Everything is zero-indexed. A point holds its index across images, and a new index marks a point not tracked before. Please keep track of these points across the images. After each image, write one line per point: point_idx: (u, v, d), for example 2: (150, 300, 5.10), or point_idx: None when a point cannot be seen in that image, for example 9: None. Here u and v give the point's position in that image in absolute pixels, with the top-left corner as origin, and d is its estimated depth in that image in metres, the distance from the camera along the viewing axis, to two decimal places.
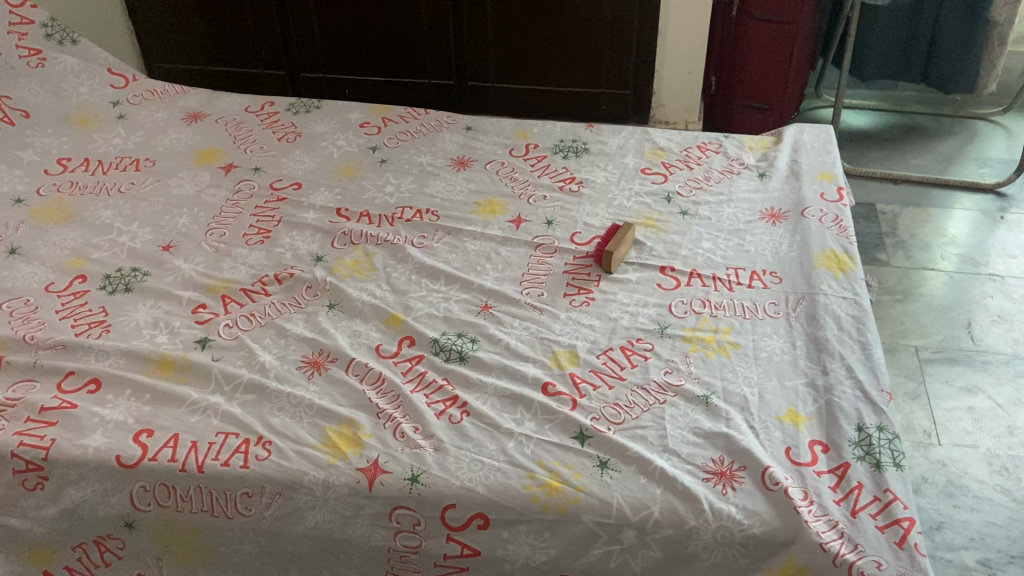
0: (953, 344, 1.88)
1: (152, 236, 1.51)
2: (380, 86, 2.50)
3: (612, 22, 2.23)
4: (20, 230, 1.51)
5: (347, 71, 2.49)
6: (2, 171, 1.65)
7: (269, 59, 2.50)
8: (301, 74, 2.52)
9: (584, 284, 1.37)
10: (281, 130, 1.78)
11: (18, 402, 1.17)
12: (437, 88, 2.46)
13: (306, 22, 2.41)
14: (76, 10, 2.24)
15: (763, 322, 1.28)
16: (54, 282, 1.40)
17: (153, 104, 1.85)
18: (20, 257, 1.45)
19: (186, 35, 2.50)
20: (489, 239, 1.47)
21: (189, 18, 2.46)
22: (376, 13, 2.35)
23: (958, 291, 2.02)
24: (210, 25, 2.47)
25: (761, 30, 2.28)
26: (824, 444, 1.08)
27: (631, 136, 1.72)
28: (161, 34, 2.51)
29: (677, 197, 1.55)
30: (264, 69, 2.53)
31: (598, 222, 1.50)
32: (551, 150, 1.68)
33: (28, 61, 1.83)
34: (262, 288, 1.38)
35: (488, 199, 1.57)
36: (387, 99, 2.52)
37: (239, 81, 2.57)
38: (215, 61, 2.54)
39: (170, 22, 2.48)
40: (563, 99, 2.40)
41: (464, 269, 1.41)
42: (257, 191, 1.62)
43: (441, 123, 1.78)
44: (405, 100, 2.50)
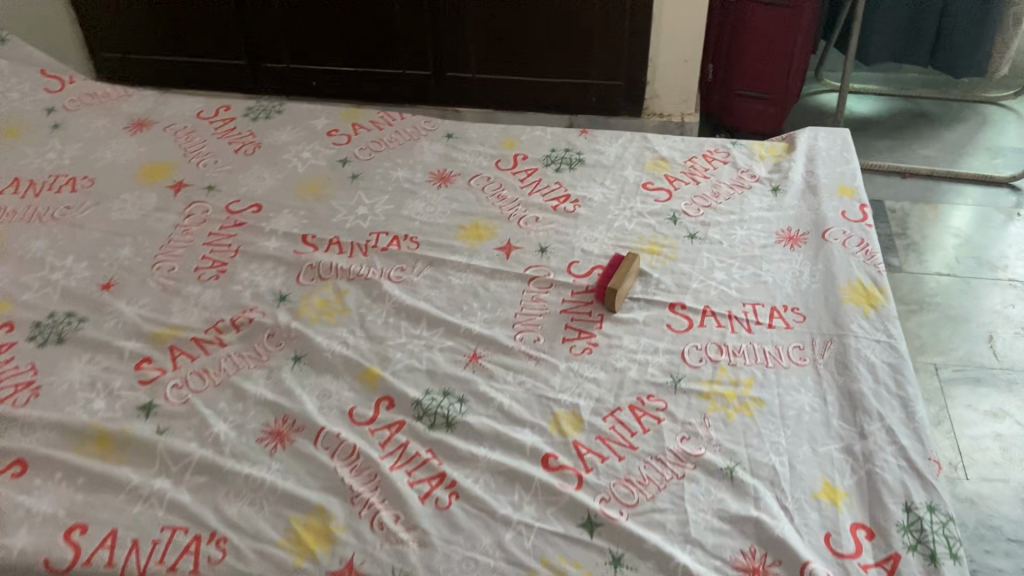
0: (976, 361, 1.75)
1: (91, 273, 1.33)
2: (350, 77, 2.30)
3: (602, 7, 2.04)
4: None
5: (313, 61, 2.29)
6: None
7: (227, 47, 2.30)
8: (262, 64, 2.32)
9: (585, 327, 1.21)
10: (238, 141, 1.59)
11: None
12: (413, 79, 2.26)
13: (266, 8, 2.20)
14: None
15: (788, 372, 1.13)
16: None
17: (92, 110, 1.66)
18: None
19: (135, 21, 2.30)
20: (476, 272, 1.31)
21: (136, 4, 2.25)
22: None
23: (977, 299, 1.89)
24: (160, 10, 2.26)
25: (762, 15, 2.12)
26: (868, 529, 0.94)
27: (629, 144, 1.55)
28: (107, 21, 2.31)
29: (683, 217, 1.39)
30: (221, 58, 2.33)
31: (596, 248, 1.34)
32: (541, 162, 1.51)
33: None
34: (217, 338, 1.22)
35: (473, 221, 1.40)
36: (358, 91, 2.33)
37: (195, 73, 2.37)
38: (169, 51, 2.34)
39: (116, 8, 2.28)
40: (550, 89, 2.22)
41: (449, 309, 1.25)
42: (211, 214, 1.44)
43: (418, 131, 1.60)
44: (378, 93, 2.31)
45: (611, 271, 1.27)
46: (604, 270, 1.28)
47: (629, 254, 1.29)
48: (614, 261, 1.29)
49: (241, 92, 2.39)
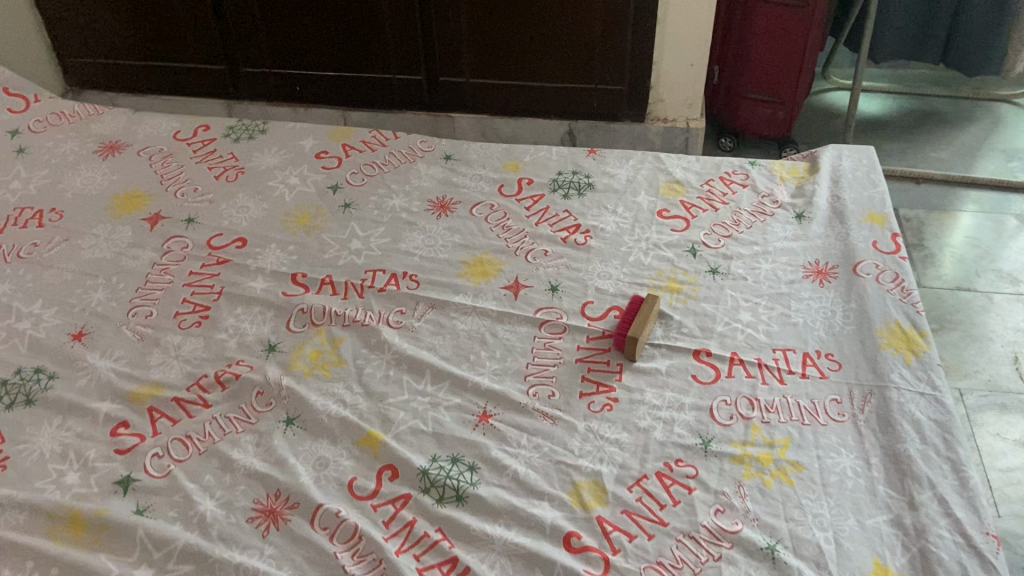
0: (1001, 385, 1.67)
1: (60, 321, 1.23)
2: (336, 82, 2.17)
3: (604, 8, 1.93)
4: None
5: (297, 66, 2.16)
6: None
7: (204, 52, 2.17)
8: (242, 69, 2.19)
9: (604, 379, 1.11)
10: (219, 165, 1.48)
11: None
12: (404, 85, 2.14)
13: (244, 10, 2.07)
14: None
15: (827, 431, 1.04)
16: None
17: (60, 133, 1.55)
18: None
19: (104, 25, 2.17)
20: (483, 315, 1.21)
21: (105, 6, 2.12)
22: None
23: (998, 317, 1.81)
24: (131, 14, 2.13)
25: (773, 15, 2.02)
26: None
27: (641, 164, 1.45)
28: (75, 25, 2.18)
29: (703, 250, 1.29)
30: (198, 63, 2.20)
31: (611, 286, 1.24)
32: (547, 187, 1.41)
33: None
34: (201, 397, 1.11)
35: (477, 255, 1.30)
36: (345, 98, 2.20)
37: (170, 79, 2.24)
38: (141, 56, 2.21)
39: (84, 11, 2.15)
40: (548, 95, 2.10)
41: (455, 359, 1.15)
42: (190, 250, 1.33)
43: (414, 152, 1.49)
44: (367, 99, 2.19)
45: (630, 317, 1.17)
46: (622, 315, 1.18)
47: (648, 297, 1.19)
48: (633, 305, 1.19)
49: (221, 98, 2.26)
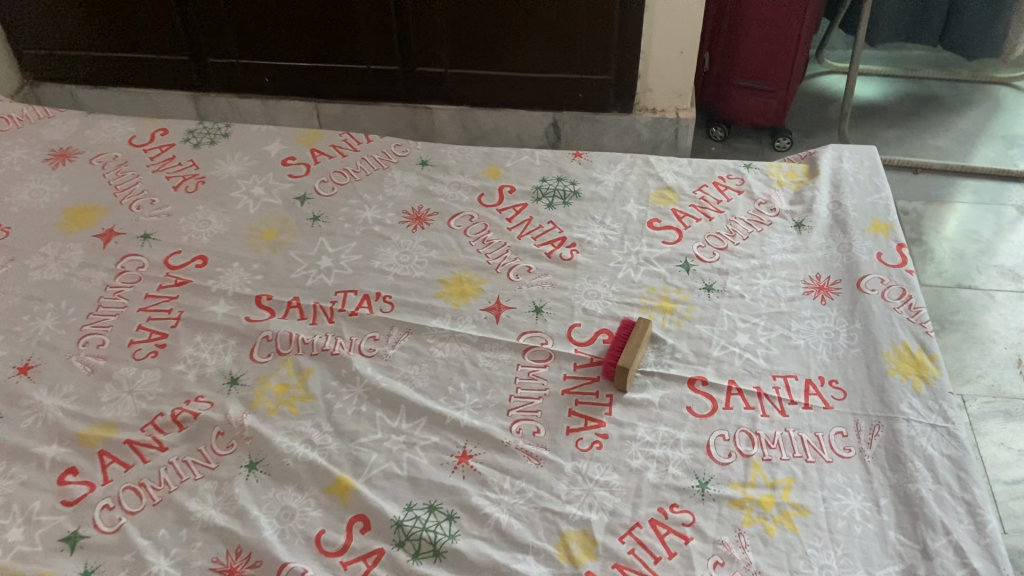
0: (1006, 390, 1.60)
1: (4, 353, 1.13)
2: (308, 73, 2.06)
3: None
4: None
5: (265, 57, 2.04)
6: None
7: (165, 42, 2.05)
8: (207, 60, 2.07)
9: (592, 412, 1.03)
10: (178, 175, 1.38)
11: None
12: (379, 75, 2.03)
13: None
14: None
15: (832, 469, 0.97)
16: None
17: (7, 140, 1.44)
18: None
19: (57, 14, 2.04)
20: (462, 341, 1.12)
21: None
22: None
23: (1001, 316, 1.74)
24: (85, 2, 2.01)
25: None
26: None
27: (629, 169, 1.36)
28: (27, 15, 2.06)
29: (697, 264, 1.21)
30: (159, 54, 2.08)
31: (600, 307, 1.16)
32: (530, 195, 1.32)
33: None
34: (156, 438, 1.03)
35: (456, 273, 1.21)
36: (317, 90, 2.10)
37: (131, 70, 2.12)
38: (99, 46, 2.09)
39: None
40: (531, 85, 2.01)
41: (432, 391, 1.07)
42: (147, 270, 1.24)
43: (388, 158, 1.40)
44: (341, 91, 2.08)
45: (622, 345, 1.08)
46: (613, 342, 1.10)
47: (641, 322, 1.10)
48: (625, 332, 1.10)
49: (186, 90, 2.14)
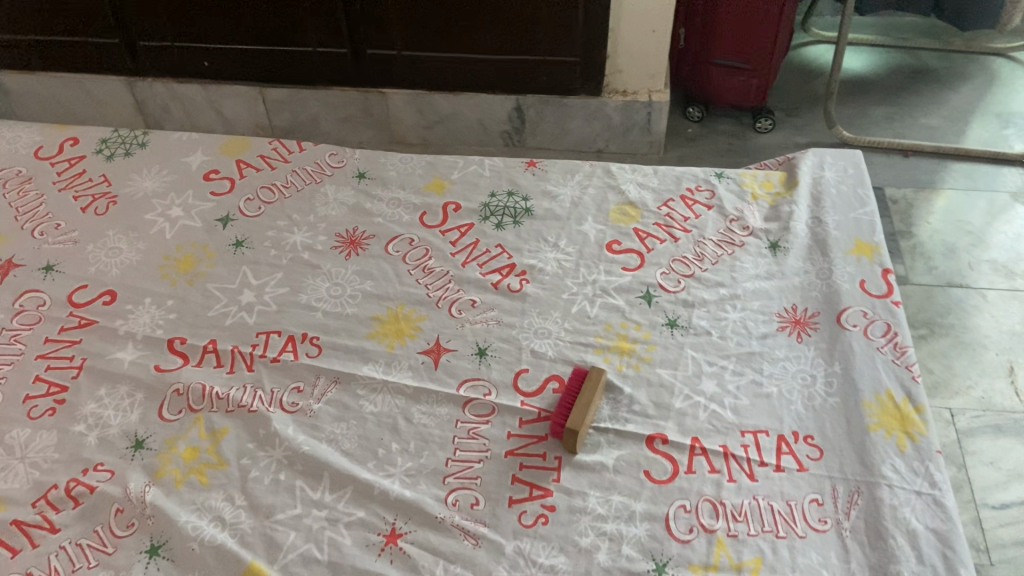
0: (997, 403, 1.49)
1: None
2: (251, 57, 1.90)
3: None
4: None
5: (203, 40, 1.88)
6: None
7: (92, 25, 1.88)
8: (140, 43, 1.90)
9: (539, 479, 0.92)
10: (88, 193, 1.24)
11: None
12: (325, 59, 1.88)
13: None
14: None
15: (805, 547, 0.86)
16: None
17: None
18: None
19: None
20: (395, 392, 1.00)
21: None
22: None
23: (993, 318, 1.63)
24: None
25: None
26: None
27: (588, 180, 1.23)
28: None
29: (660, 295, 1.08)
30: (87, 38, 1.90)
31: (550, 348, 1.03)
32: (477, 214, 1.19)
33: None
34: (47, 517, 0.91)
35: (392, 308, 1.09)
36: (262, 74, 1.94)
37: (60, 55, 1.95)
38: (22, 30, 1.92)
39: None
40: (490, 68, 1.85)
41: (359, 454, 0.95)
42: (48, 310, 1.11)
43: (321, 171, 1.26)
44: (287, 74, 1.93)
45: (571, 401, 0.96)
46: (562, 395, 0.98)
47: (595, 373, 0.98)
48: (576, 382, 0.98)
49: (121, 75, 1.98)
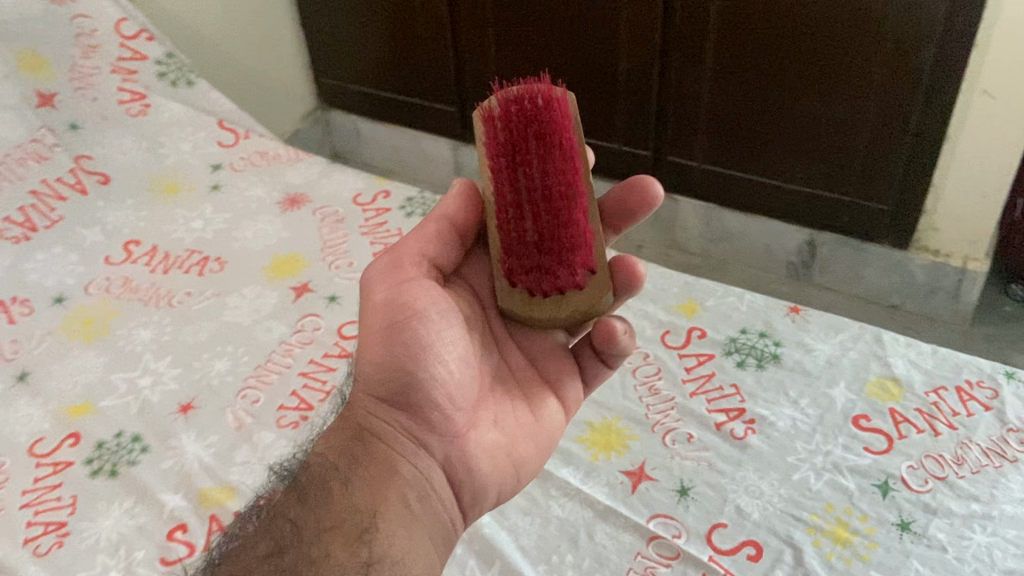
0: None
1: (176, 388, 1.23)
2: (625, 69, 1.85)
3: (902, 154, 1.65)
4: (45, 344, 1.31)
5: (594, 78, 1.91)
6: (57, 254, 1.44)
7: (507, 73, 2.03)
8: (546, 79, 1.98)
9: (556, 416, 0.92)
10: (382, 240, 1.42)
11: None
12: (682, 70, 1.78)
13: (557, 50, 1.91)
14: (274, 57, 2.28)
15: None
16: (45, 440, 1.17)
17: (251, 177, 1.60)
18: (27, 388, 1.24)
19: (407, 50, 2.17)
20: (586, 505, 1.01)
21: (415, 35, 2.12)
22: (564, 16, 1.84)
23: None
24: (446, 55, 2.11)
25: None
26: None
27: (851, 344, 1.15)
28: (371, 47, 2.23)
29: (899, 490, 0.96)
30: (500, 85, 2.07)
31: (758, 512, 0.97)
32: (721, 347, 1.19)
33: (129, 108, 1.66)
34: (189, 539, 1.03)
35: (606, 418, 1.12)
36: (627, 76, 1.86)
37: (469, 85, 2.13)
38: (453, 77, 2.14)
39: (383, 42, 2.20)
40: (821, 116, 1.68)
41: (535, 556, 0.97)
42: (321, 335, 1.27)
43: None
44: (644, 58, 1.81)
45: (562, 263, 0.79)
46: (553, 126, 0.81)
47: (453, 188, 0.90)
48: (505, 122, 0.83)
49: (518, 79, 2.03)
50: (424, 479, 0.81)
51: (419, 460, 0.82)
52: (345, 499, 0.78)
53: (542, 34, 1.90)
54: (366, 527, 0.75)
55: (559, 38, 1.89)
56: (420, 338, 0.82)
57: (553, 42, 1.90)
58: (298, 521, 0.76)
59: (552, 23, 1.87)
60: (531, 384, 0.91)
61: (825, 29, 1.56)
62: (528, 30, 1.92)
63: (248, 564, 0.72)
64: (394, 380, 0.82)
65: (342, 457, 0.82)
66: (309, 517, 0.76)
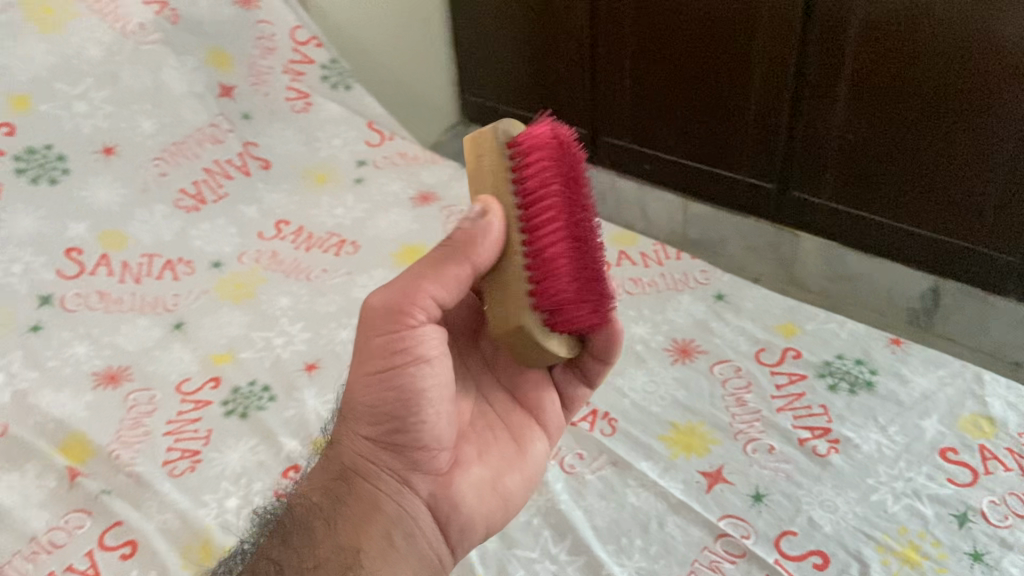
0: None
1: (305, 350, 1.38)
2: (754, 105, 1.90)
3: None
4: (199, 300, 1.49)
5: (723, 111, 1.96)
6: (218, 224, 1.63)
7: (640, 101, 2.12)
8: (676, 110, 2.05)
9: (541, 448, 0.88)
10: None
11: (61, 548, 1.10)
12: (811, 109, 1.81)
13: (689, 81, 1.98)
14: (424, 73, 2.47)
15: None
16: (190, 380, 1.34)
17: (391, 173, 1.76)
18: (181, 335, 1.42)
19: (548, 73, 2.29)
20: (660, 498, 1.06)
21: (557, 61, 2.24)
22: (702, 47, 1.90)
23: None
24: (583, 81, 2.22)
25: None
26: None
27: (948, 381, 1.16)
28: (515, 71, 2.37)
29: (976, 522, 0.97)
30: (631, 111, 2.15)
31: (829, 525, 0.99)
32: (815, 368, 1.21)
33: (293, 104, 1.86)
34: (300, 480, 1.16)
35: (690, 422, 1.16)
36: (755, 111, 1.90)
37: (602, 111, 2.23)
38: (588, 101, 2.24)
39: (526, 65, 2.33)
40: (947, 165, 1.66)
41: (606, 536, 1.03)
42: None
43: (686, 281, 1.41)
44: (774, 95, 1.85)
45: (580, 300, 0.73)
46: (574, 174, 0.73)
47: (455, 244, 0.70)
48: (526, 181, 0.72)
49: (649, 107, 2.11)
50: (411, 520, 0.75)
51: (408, 499, 0.76)
52: (330, 536, 0.73)
53: (676, 66, 1.98)
54: (353, 570, 0.71)
55: (693, 69, 1.95)
56: (412, 385, 0.72)
57: (686, 74, 1.97)
58: (280, 561, 0.72)
59: (690, 54, 1.94)
60: (513, 415, 0.88)
61: (965, 73, 1.55)
62: (663, 61, 2.00)
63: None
64: (381, 424, 0.74)
65: (325, 497, 0.76)
66: (294, 558, 0.72)
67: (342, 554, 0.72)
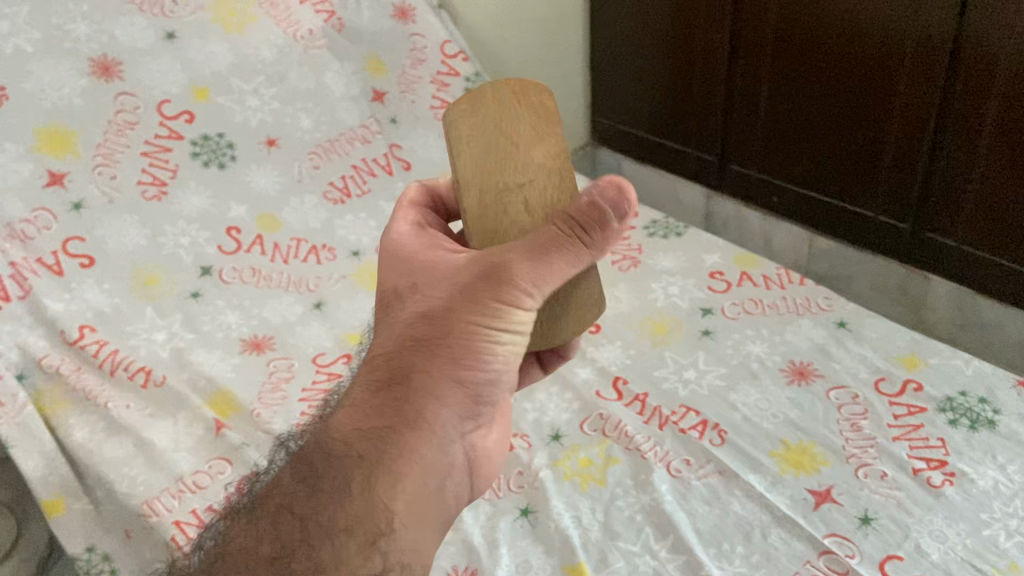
0: None
1: None
2: (891, 141, 1.87)
3: None
4: (338, 284, 1.63)
5: (859, 144, 1.94)
6: (359, 217, 1.77)
7: (773, 130, 2.13)
8: (809, 141, 2.05)
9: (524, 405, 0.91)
10: (622, 253, 1.62)
11: (201, 489, 1.21)
12: (954, 147, 1.77)
13: (825, 112, 1.98)
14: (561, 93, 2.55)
15: None
16: (326, 354, 1.47)
17: None
18: (319, 313, 1.56)
19: (681, 99, 2.33)
20: (764, 509, 1.08)
21: (691, 88, 2.29)
22: (841, 81, 1.91)
23: None
24: (716, 109, 2.25)
25: None
26: None
27: None
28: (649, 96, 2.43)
29: None
30: (763, 141, 2.17)
31: (938, 553, 1.00)
32: (936, 402, 1.20)
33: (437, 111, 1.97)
34: None
35: (801, 441, 1.18)
36: (891, 147, 1.88)
37: (732, 139, 2.25)
38: (719, 128, 2.27)
39: (661, 90, 2.38)
40: None
41: (707, 539, 1.06)
42: None
43: (807, 306, 1.42)
44: (913, 131, 1.82)
45: None
46: None
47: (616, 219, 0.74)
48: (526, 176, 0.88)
49: (780, 138, 2.12)
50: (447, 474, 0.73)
51: (450, 458, 0.73)
52: (375, 491, 0.69)
53: (814, 98, 1.98)
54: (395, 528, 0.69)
55: (831, 101, 1.95)
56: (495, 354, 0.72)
57: (822, 105, 1.98)
58: (306, 520, 0.70)
59: (828, 87, 1.94)
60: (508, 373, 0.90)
61: None
62: (801, 92, 2.01)
63: (254, 564, 0.69)
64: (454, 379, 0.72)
65: (366, 446, 0.70)
66: (329, 511, 0.70)
67: (381, 511, 0.69)
